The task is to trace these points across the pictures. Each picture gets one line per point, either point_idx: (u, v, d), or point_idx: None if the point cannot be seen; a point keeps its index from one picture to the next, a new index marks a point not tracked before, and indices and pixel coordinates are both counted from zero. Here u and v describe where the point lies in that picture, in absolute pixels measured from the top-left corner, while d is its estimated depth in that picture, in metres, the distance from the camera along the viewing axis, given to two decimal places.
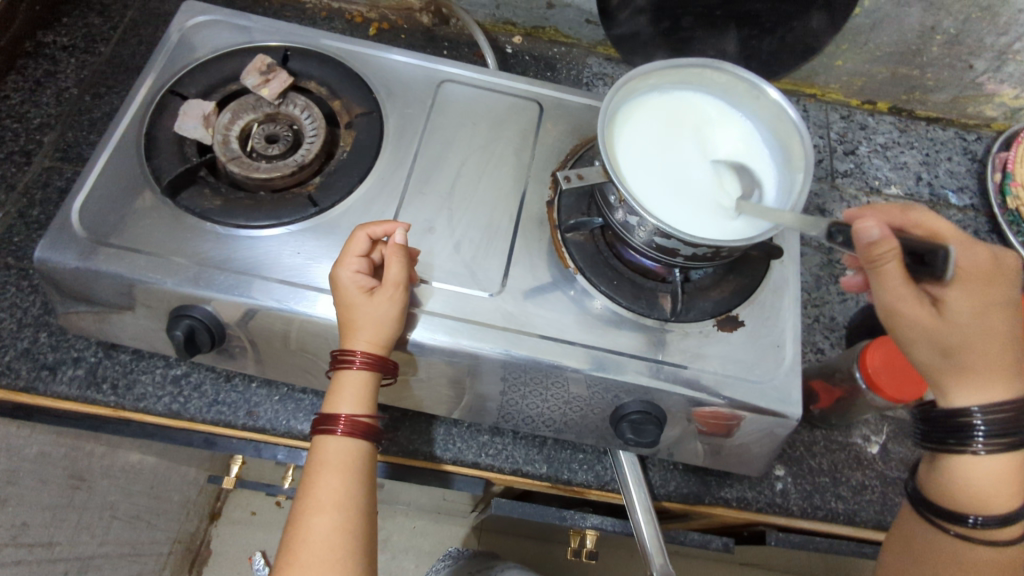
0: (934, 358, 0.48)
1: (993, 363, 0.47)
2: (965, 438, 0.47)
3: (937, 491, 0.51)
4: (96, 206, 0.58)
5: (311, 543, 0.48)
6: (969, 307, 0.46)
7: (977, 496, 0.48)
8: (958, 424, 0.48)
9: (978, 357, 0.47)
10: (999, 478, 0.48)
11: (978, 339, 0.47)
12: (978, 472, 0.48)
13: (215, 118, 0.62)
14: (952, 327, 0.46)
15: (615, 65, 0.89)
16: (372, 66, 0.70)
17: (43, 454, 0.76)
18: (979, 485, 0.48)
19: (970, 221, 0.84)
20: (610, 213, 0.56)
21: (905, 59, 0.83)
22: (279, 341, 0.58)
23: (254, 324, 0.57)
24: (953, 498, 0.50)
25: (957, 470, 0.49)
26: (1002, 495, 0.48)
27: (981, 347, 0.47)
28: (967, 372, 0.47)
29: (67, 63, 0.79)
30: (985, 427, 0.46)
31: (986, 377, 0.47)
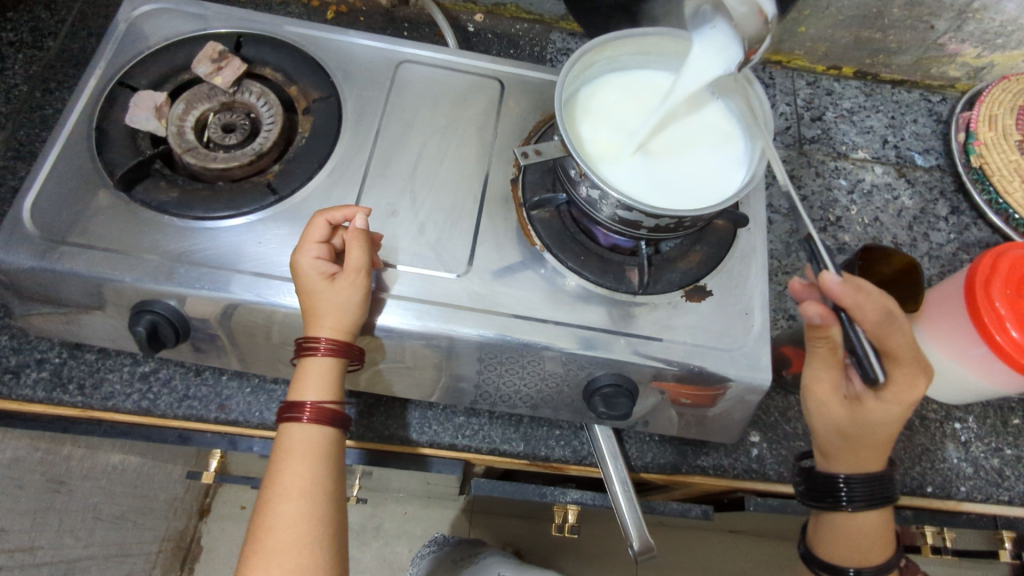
0: (829, 439, 0.56)
1: (874, 455, 0.55)
2: (836, 499, 0.55)
3: (826, 546, 0.58)
4: (48, 204, 0.56)
5: (277, 530, 0.48)
6: (879, 411, 0.53)
7: (855, 550, 0.57)
8: (829, 486, 0.56)
9: (861, 449, 0.55)
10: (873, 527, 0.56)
11: (868, 439, 0.54)
12: (856, 533, 0.56)
13: (168, 109, 0.61)
14: (850, 419, 0.54)
15: (579, 39, 0.88)
16: (329, 50, 0.68)
17: (17, 460, 0.75)
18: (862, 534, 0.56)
19: (936, 182, 0.85)
20: (573, 188, 0.55)
21: (867, 22, 0.83)
22: (263, 335, 0.58)
23: (236, 320, 0.56)
24: (838, 555, 0.57)
25: (841, 531, 0.57)
26: (872, 548, 0.56)
27: (867, 444, 0.54)
28: (850, 454, 0.55)
29: (15, 59, 0.76)
30: (850, 491, 0.54)
31: (864, 460, 0.55)
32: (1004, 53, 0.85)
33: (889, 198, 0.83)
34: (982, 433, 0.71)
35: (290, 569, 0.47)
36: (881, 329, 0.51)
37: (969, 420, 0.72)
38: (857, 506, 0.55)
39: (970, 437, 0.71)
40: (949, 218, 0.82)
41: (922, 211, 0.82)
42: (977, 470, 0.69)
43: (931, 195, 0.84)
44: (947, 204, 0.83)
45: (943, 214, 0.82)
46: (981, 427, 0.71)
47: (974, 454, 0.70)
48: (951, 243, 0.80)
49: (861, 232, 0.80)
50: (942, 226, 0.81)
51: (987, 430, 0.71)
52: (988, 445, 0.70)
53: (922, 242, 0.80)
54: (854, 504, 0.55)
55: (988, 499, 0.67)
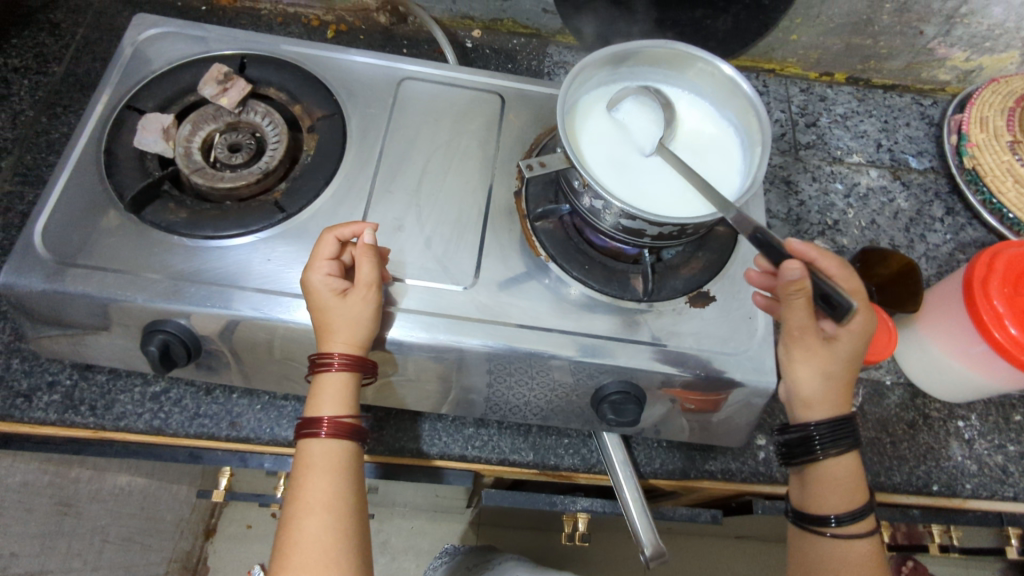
0: (813, 384, 0.56)
1: (845, 393, 0.56)
2: (809, 450, 0.56)
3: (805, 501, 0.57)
4: (58, 228, 0.57)
5: (304, 544, 0.48)
6: (851, 345, 0.55)
7: (831, 496, 0.55)
8: (803, 439, 0.56)
9: (835, 388, 0.56)
10: (847, 472, 0.56)
11: (840, 376, 0.56)
12: (831, 477, 0.56)
13: (175, 131, 0.62)
14: (831, 359, 0.55)
15: (575, 53, 0.89)
16: (332, 68, 0.69)
17: (27, 483, 0.75)
18: (838, 479, 0.56)
19: (930, 184, 0.86)
20: (576, 199, 0.56)
21: (858, 28, 0.85)
22: (265, 350, 0.58)
23: (239, 335, 0.57)
24: (816, 506, 0.56)
25: (817, 480, 0.56)
26: (849, 490, 0.55)
27: (843, 380, 0.56)
28: (829, 397, 0.56)
29: (20, 85, 0.77)
30: (823, 436, 0.55)
31: (836, 400, 0.56)
32: (993, 56, 0.87)
33: (885, 201, 0.84)
34: (985, 430, 0.72)
35: None
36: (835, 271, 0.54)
37: (972, 418, 0.73)
38: (828, 450, 0.55)
39: (973, 434, 0.71)
40: (944, 219, 0.83)
41: (917, 212, 0.84)
42: (981, 467, 0.70)
43: (926, 196, 0.85)
44: (942, 205, 0.84)
45: (938, 216, 0.84)
46: (984, 424, 0.72)
47: (978, 451, 0.71)
48: (947, 243, 0.81)
49: (859, 235, 0.81)
50: (938, 227, 0.83)
51: (990, 427, 0.72)
52: (991, 443, 0.71)
53: (919, 244, 0.81)
54: (827, 452, 0.55)
55: (994, 496, 0.68)
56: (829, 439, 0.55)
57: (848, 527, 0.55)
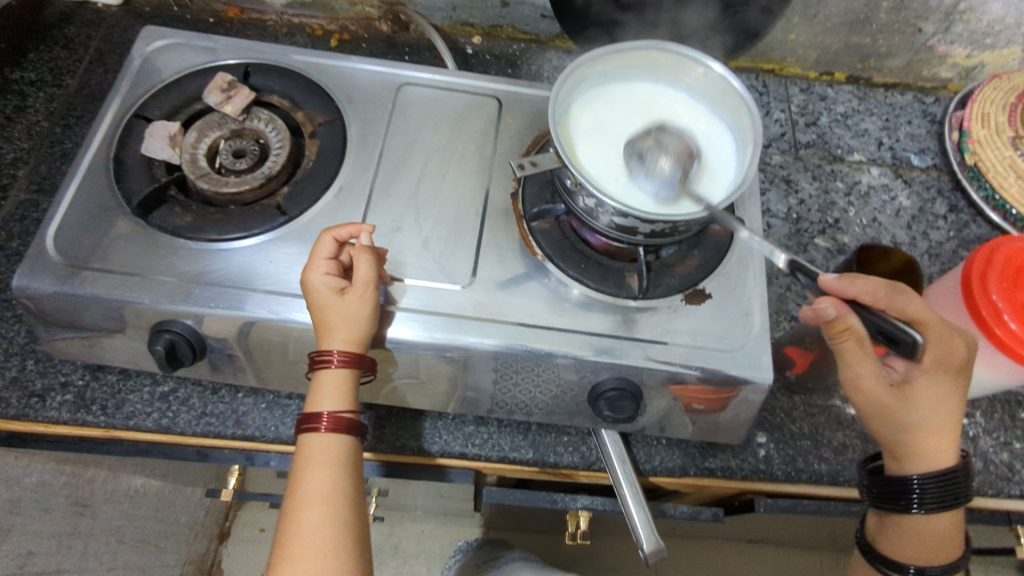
0: (893, 435, 0.55)
1: (944, 439, 0.55)
2: (908, 500, 0.55)
3: (886, 540, 0.58)
4: (70, 233, 0.59)
5: (302, 536, 0.49)
6: (927, 390, 0.54)
7: (916, 547, 0.56)
8: (898, 488, 0.56)
9: (928, 435, 0.54)
10: (944, 532, 0.56)
11: (930, 423, 0.54)
12: (924, 531, 0.56)
13: (181, 138, 0.64)
14: (908, 407, 0.54)
15: (574, 57, 0.91)
16: (333, 76, 0.71)
17: (43, 483, 0.77)
18: (932, 534, 0.56)
19: (933, 181, 0.86)
20: (570, 199, 0.57)
21: (856, 27, 0.85)
22: (278, 351, 0.59)
23: (254, 337, 0.58)
24: (899, 554, 0.57)
25: (909, 528, 0.57)
26: (939, 547, 0.56)
27: (937, 424, 0.54)
28: (924, 448, 0.55)
29: (36, 98, 0.80)
30: (923, 493, 0.54)
31: (931, 451, 0.55)
32: (994, 52, 0.87)
33: (887, 199, 0.84)
34: (990, 428, 0.71)
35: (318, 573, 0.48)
36: (893, 301, 0.51)
37: (977, 415, 0.72)
38: (929, 506, 0.54)
39: (978, 431, 0.71)
40: (948, 216, 0.83)
41: (920, 210, 0.83)
42: (986, 465, 0.69)
43: (928, 194, 0.85)
44: (945, 202, 0.84)
45: (941, 213, 0.83)
46: (989, 422, 0.72)
47: (983, 449, 0.70)
48: (951, 240, 0.81)
49: (860, 233, 0.81)
50: (941, 224, 0.82)
51: (995, 425, 0.72)
52: (997, 440, 0.71)
53: (921, 241, 0.81)
54: (926, 508, 0.55)
55: (999, 494, 0.67)
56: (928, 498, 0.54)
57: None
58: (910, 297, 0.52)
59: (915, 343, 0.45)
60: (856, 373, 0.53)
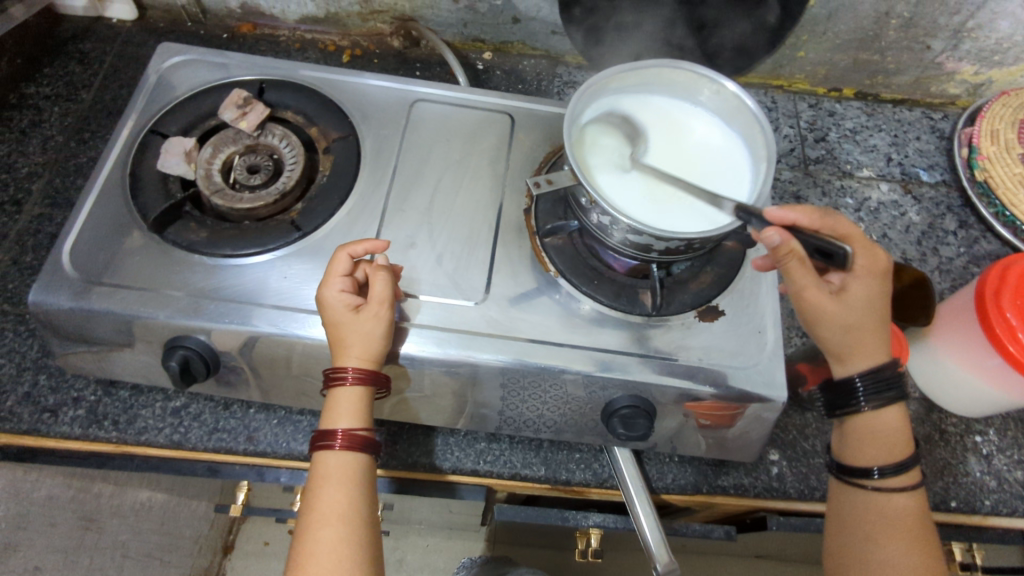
0: (838, 340, 0.54)
1: (877, 338, 0.54)
2: (850, 400, 0.55)
3: (845, 452, 0.58)
4: (85, 248, 0.59)
5: (319, 556, 0.49)
6: (861, 294, 0.54)
7: (870, 450, 0.56)
8: (843, 391, 0.56)
9: (865, 335, 0.54)
10: (892, 427, 0.56)
11: (866, 323, 0.54)
12: (874, 430, 0.56)
13: (196, 154, 0.64)
14: (850, 310, 0.53)
15: (584, 73, 0.91)
16: (347, 92, 0.72)
17: (51, 497, 0.77)
18: (883, 432, 0.56)
19: (942, 197, 0.86)
20: (584, 215, 0.57)
21: (865, 44, 0.85)
22: (283, 366, 0.59)
23: (259, 351, 0.58)
24: (856, 460, 0.57)
25: (858, 432, 0.57)
26: (892, 445, 0.56)
27: (874, 325, 0.54)
28: (861, 345, 0.54)
29: (51, 112, 0.81)
30: (866, 387, 0.54)
31: (869, 349, 0.54)
32: (1002, 69, 0.87)
33: (897, 215, 0.84)
34: (1003, 446, 0.71)
35: None
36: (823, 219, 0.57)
37: (990, 433, 0.72)
38: (872, 400, 0.55)
39: (991, 449, 0.71)
40: (958, 232, 0.83)
41: (930, 226, 0.83)
42: (1001, 483, 0.69)
43: (938, 210, 0.85)
44: (955, 218, 0.84)
45: (951, 229, 0.83)
46: (1003, 439, 0.71)
47: (997, 467, 0.70)
48: (961, 256, 0.81)
49: None
50: (951, 240, 0.82)
51: (1009, 443, 0.71)
52: (1011, 458, 0.70)
53: (932, 257, 0.81)
54: (871, 403, 0.55)
55: (1014, 513, 0.67)
56: (866, 393, 0.54)
57: (890, 479, 0.55)
58: (837, 218, 0.56)
59: (847, 254, 0.48)
60: (802, 288, 0.52)
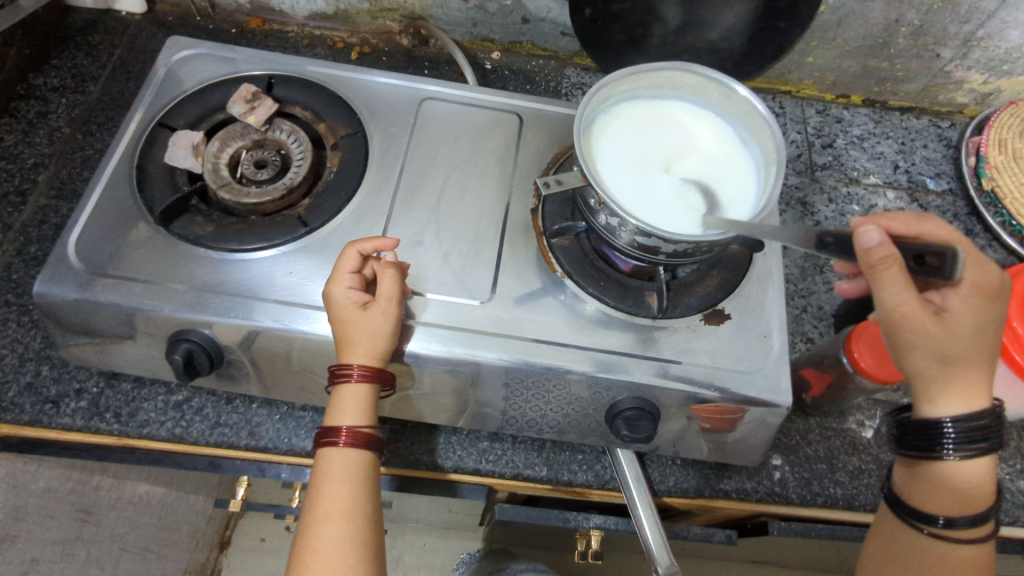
0: (931, 370, 0.49)
1: (978, 376, 0.49)
2: (935, 446, 0.50)
3: (916, 493, 0.53)
4: (90, 239, 0.59)
5: (322, 553, 0.49)
6: (967, 320, 0.48)
7: (946, 500, 0.51)
8: (930, 434, 0.50)
9: (963, 371, 0.49)
10: (975, 478, 0.51)
11: (968, 355, 0.49)
12: (953, 479, 0.51)
13: (204, 147, 0.64)
14: (954, 338, 0.48)
15: (593, 74, 0.91)
16: (355, 89, 0.72)
17: (50, 489, 0.76)
18: (962, 481, 0.51)
19: (949, 206, 0.86)
20: (592, 216, 0.57)
21: (874, 51, 0.85)
22: (284, 361, 0.59)
23: (259, 346, 0.58)
24: (927, 506, 0.52)
25: (934, 477, 0.52)
26: (971, 497, 0.51)
27: (977, 358, 0.49)
28: (957, 383, 0.49)
29: (58, 103, 0.81)
30: (958, 438, 0.49)
31: (964, 389, 0.49)
32: (1011, 79, 0.87)
33: None
34: (1007, 455, 0.71)
35: None
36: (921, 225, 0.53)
37: None
38: (958, 452, 0.49)
39: (995, 459, 0.70)
40: None
41: None
42: (1004, 493, 0.68)
43: (944, 218, 0.85)
44: (961, 227, 0.84)
45: None
46: (1006, 449, 0.71)
47: (1000, 476, 0.70)
48: None
49: None
50: None
51: (1012, 452, 0.71)
52: (1015, 468, 0.70)
53: None
54: (958, 453, 0.50)
55: (1016, 522, 0.67)
56: (956, 445, 0.49)
57: (958, 531, 0.51)
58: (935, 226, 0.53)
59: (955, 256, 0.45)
60: (897, 304, 0.47)
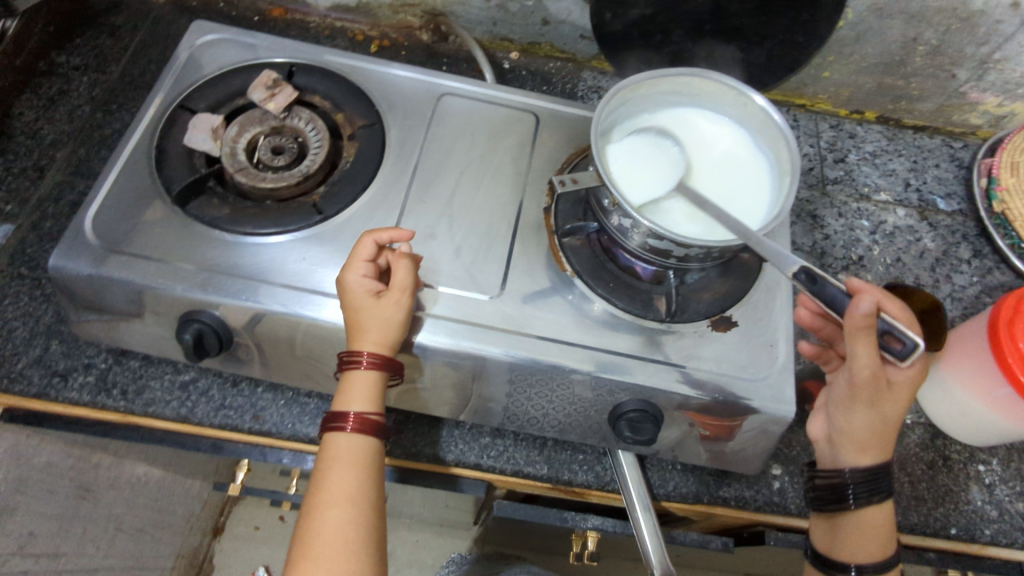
0: (862, 428, 0.53)
1: (891, 438, 0.54)
2: (842, 497, 0.55)
3: (833, 545, 0.56)
4: (107, 216, 0.60)
5: (326, 535, 0.49)
6: (905, 390, 0.52)
7: (860, 547, 0.55)
8: (835, 487, 0.56)
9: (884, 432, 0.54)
10: (880, 525, 0.55)
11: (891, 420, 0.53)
12: (861, 527, 0.55)
13: (223, 131, 0.65)
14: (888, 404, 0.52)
15: (609, 79, 0.92)
16: (375, 80, 0.72)
17: (51, 464, 0.77)
18: (868, 528, 0.55)
19: (958, 226, 0.86)
20: (605, 217, 0.58)
21: (890, 69, 0.86)
22: (289, 346, 0.60)
23: (265, 329, 0.58)
24: (844, 554, 0.55)
25: (844, 525, 0.56)
26: (879, 542, 0.55)
27: (896, 424, 0.54)
28: (876, 439, 0.54)
29: (80, 82, 0.81)
30: (858, 490, 0.54)
31: (879, 447, 0.54)
32: None
33: (912, 240, 0.84)
34: (1006, 476, 0.71)
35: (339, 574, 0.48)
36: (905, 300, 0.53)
37: (993, 463, 0.72)
38: (861, 501, 0.54)
39: (994, 479, 0.71)
40: (971, 262, 0.83)
41: (944, 253, 0.84)
42: (1001, 514, 0.69)
43: (953, 238, 0.85)
44: (969, 247, 0.84)
45: (965, 258, 0.83)
46: (1005, 470, 0.71)
47: (998, 497, 0.70)
48: (973, 285, 0.81)
49: (883, 272, 0.81)
50: (965, 269, 0.82)
51: (1011, 474, 0.71)
52: (1013, 489, 0.70)
53: (944, 284, 0.81)
54: (858, 501, 0.54)
55: (1013, 544, 0.67)
56: (858, 495, 0.54)
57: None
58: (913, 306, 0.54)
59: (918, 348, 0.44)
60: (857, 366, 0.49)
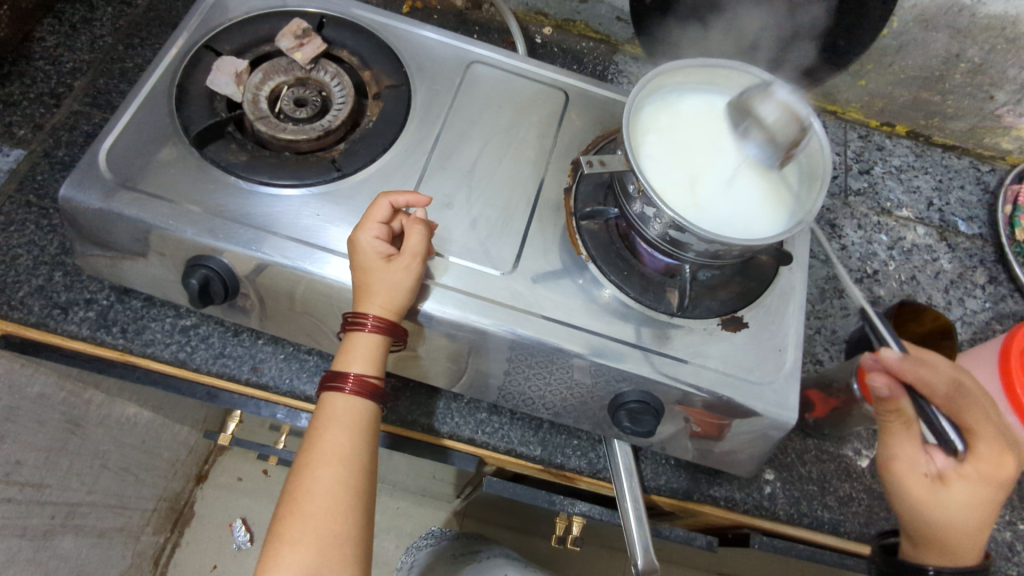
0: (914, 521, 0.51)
1: (966, 542, 0.49)
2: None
3: None
4: (122, 151, 0.59)
5: (315, 494, 0.49)
6: (956, 494, 0.48)
7: None
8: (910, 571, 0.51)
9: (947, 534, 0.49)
10: None
11: (953, 522, 0.49)
12: None
13: (246, 77, 0.63)
14: (929, 501, 0.49)
15: (641, 65, 0.90)
16: (405, 41, 0.71)
17: (43, 395, 0.76)
18: None
19: (977, 250, 0.85)
20: (627, 203, 0.57)
21: (928, 83, 0.84)
22: (293, 301, 0.59)
23: (269, 279, 0.57)
24: None
25: None
26: None
27: (965, 529, 0.49)
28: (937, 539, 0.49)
29: (103, 12, 0.80)
30: None
31: (947, 548, 0.49)
32: None
33: (928, 259, 0.83)
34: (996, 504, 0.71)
35: (325, 532, 0.48)
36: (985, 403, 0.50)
37: None
38: None
39: None
40: (985, 287, 0.82)
41: (959, 275, 0.83)
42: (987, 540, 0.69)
43: (970, 262, 0.84)
44: (985, 272, 0.83)
45: (980, 282, 0.83)
46: None
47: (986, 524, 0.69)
48: (985, 311, 0.80)
49: (896, 288, 0.80)
50: (978, 293, 0.82)
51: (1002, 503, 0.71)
52: (1002, 518, 0.70)
53: (957, 307, 0.80)
54: None
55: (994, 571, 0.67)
56: None
57: None
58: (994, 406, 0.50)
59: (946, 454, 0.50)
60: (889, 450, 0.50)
